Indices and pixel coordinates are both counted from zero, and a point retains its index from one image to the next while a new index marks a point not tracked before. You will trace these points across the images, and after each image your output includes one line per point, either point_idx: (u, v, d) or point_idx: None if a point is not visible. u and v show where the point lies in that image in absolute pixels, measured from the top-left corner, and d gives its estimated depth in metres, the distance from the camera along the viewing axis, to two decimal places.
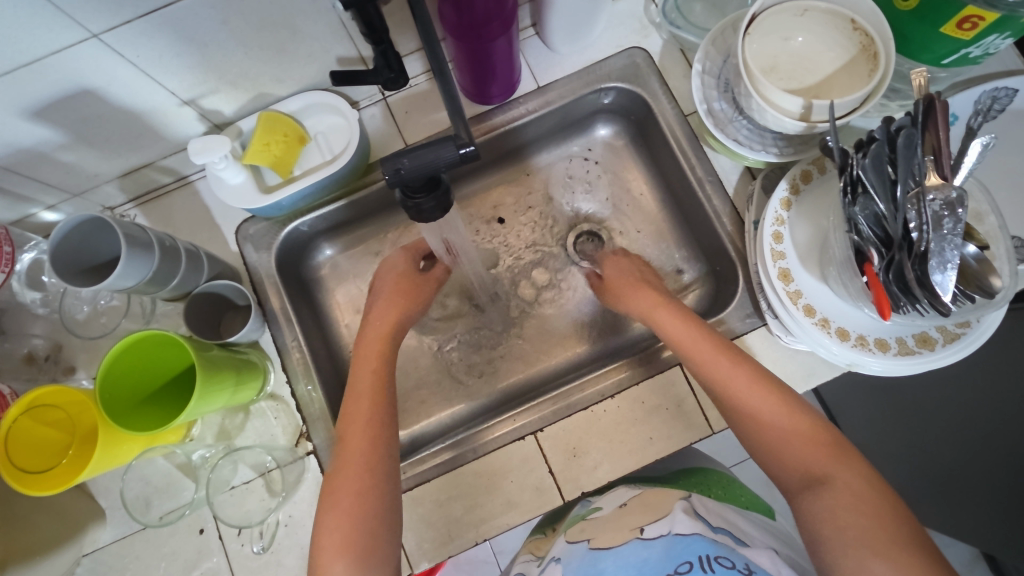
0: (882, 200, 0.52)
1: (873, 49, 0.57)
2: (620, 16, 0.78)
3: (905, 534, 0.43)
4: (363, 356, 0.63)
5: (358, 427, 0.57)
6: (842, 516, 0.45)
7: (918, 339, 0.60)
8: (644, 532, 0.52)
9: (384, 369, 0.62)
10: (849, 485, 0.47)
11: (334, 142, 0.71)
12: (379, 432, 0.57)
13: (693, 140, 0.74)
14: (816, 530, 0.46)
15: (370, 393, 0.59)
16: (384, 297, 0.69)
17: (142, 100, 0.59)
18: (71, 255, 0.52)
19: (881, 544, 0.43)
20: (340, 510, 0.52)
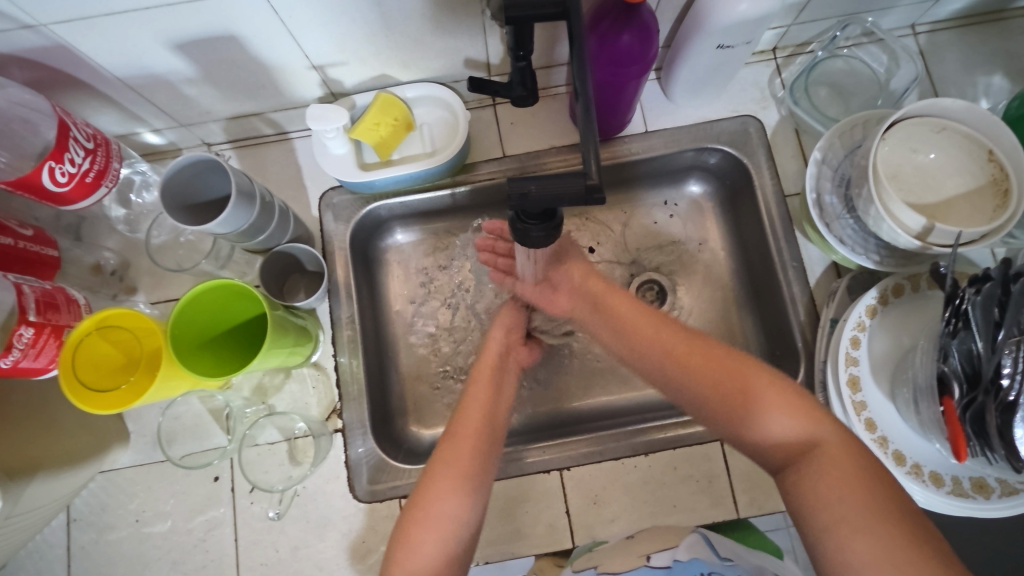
0: (981, 339, 0.50)
1: (1005, 185, 0.56)
2: (743, 83, 0.78)
3: (882, 507, 0.41)
4: (483, 368, 0.64)
5: (467, 434, 0.56)
6: (816, 491, 0.43)
7: (975, 483, 0.58)
8: (652, 561, 0.55)
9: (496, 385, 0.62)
10: (831, 460, 0.43)
11: (437, 136, 0.72)
12: (487, 439, 0.57)
13: (786, 222, 0.74)
14: (803, 507, 0.44)
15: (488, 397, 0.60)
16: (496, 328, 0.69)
17: (277, 56, 0.60)
18: (180, 191, 0.53)
19: (855, 524, 0.40)
20: (439, 498, 0.51)
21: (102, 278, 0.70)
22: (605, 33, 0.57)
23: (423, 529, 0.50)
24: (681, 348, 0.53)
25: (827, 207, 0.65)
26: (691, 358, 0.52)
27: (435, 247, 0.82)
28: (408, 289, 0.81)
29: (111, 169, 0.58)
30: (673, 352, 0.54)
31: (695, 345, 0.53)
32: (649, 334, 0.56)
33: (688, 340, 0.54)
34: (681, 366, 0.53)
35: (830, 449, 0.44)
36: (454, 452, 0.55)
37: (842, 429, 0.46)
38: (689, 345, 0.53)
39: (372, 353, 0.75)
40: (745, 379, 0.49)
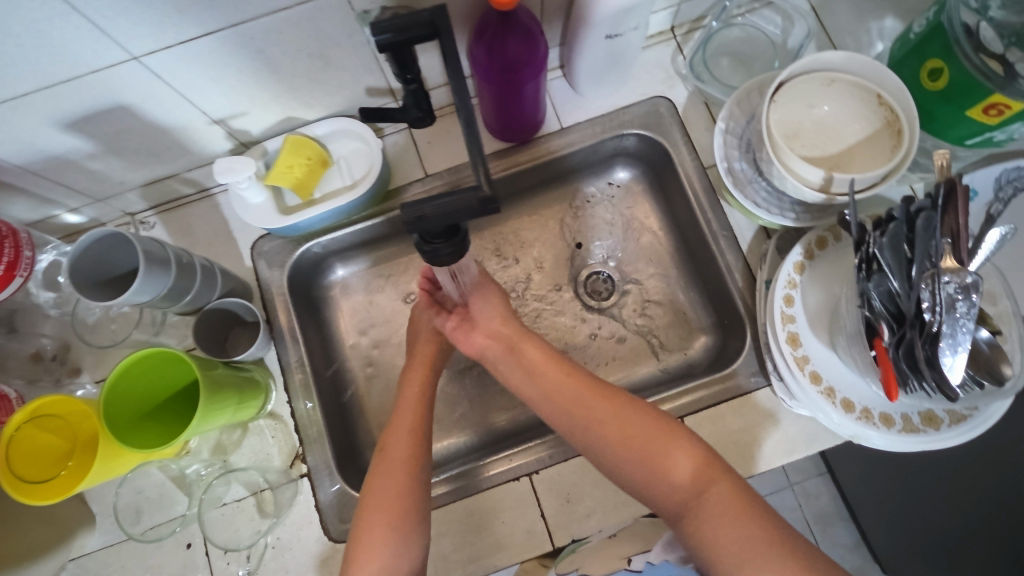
0: (896, 278, 0.51)
1: (898, 125, 0.57)
2: (647, 66, 0.79)
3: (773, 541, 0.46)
4: (413, 370, 0.65)
5: (400, 434, 0.59)
6: (719, 541, 0.47)
7: (924, 416, 0.59)
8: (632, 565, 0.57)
9: (426, 396, 0.63)
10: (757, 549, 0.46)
11: (355, 167, 0.72)
12: (421, 450, 0.58)
13: (710, 194, 0.75)
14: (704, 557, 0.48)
15: (415, 408, 0.61)
16: (429, 324, 0.69)
17: (174, 118, 0.60)
18: (92, 268, 0.53)
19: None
20: (368, 533, 0.53)
21: (43, 365, 0.69)
22: (491, 42, 0.58)
23: (366, 540, 0.53)
24: (603, 427, 0.56)
25: (740, 173, 0.66)
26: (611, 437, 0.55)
27: (378, 278, 0.83)
28: (358, 321, 0.82)
29: (24, 257, 0.58)
30: (592, 424, 0.56)
31: (620, 413, 0.56)
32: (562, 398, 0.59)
33: (590, 387, 0.58)
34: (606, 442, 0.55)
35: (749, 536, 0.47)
36: (388, 462, 0.57)
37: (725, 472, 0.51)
38: (615, 416, 0.56)
39: (329, 392, 0.75)
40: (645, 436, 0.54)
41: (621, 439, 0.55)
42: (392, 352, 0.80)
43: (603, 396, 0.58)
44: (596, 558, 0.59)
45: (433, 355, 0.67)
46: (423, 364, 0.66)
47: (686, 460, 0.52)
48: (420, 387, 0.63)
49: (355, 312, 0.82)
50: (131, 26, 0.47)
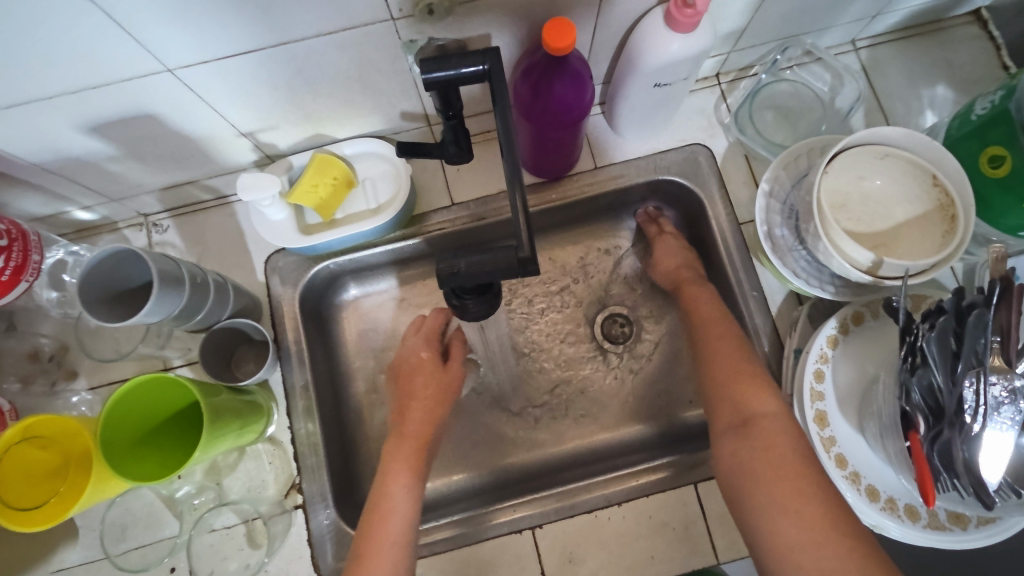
0: (940, 372, 0.49)
1: (952, 211, 0.55)
2: (689, 111, 0.77)
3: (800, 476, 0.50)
4: (415, 403, 0.65)
5: (384, 519, 0.57)
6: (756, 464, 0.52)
7: (951, 513, 0.57)
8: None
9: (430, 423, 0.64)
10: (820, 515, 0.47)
11: (381, 190, 0.70)
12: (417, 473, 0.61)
13: (743, 251, 0.72)
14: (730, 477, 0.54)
15: (415, 436, 0.63)
16: (417, 398, 0.65)
17: (203, 128, 0.58)
18: (102, 282, 0.51)
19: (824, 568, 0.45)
20: None
21: (40, 366, 0.66)
22: (538, 82, 0.56)
23: None
24: (757, 406, 0.56)
25: (780, 239, 0.64)
26: (744, 408, 0.56)
27: (392, 302, 0.80)
28: (367, 345, 0.79)
29: (31, 261, 0.55)
30: (748, 399, 0.57)
31: (723, 343, 0.63)
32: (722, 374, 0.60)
33: (713, 317, 0.66)
34: (747, 416, 0.56)
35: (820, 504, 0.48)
36: (371, 554, 0.54)
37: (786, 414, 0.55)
38: (735, 373, 0.59)
39: (331, 419, 0.72)
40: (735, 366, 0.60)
41: (748, 406, 0.56)
42: None
43: (759, 381, 0.58)
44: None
45: (444, 386, 0.67)
46: (410, 446, 0.62)
47: (773, 432, 0.54)
48: (407, 474, 0.60)
49: (364, 336, 0.79)
50: (172, 38, 0.44)
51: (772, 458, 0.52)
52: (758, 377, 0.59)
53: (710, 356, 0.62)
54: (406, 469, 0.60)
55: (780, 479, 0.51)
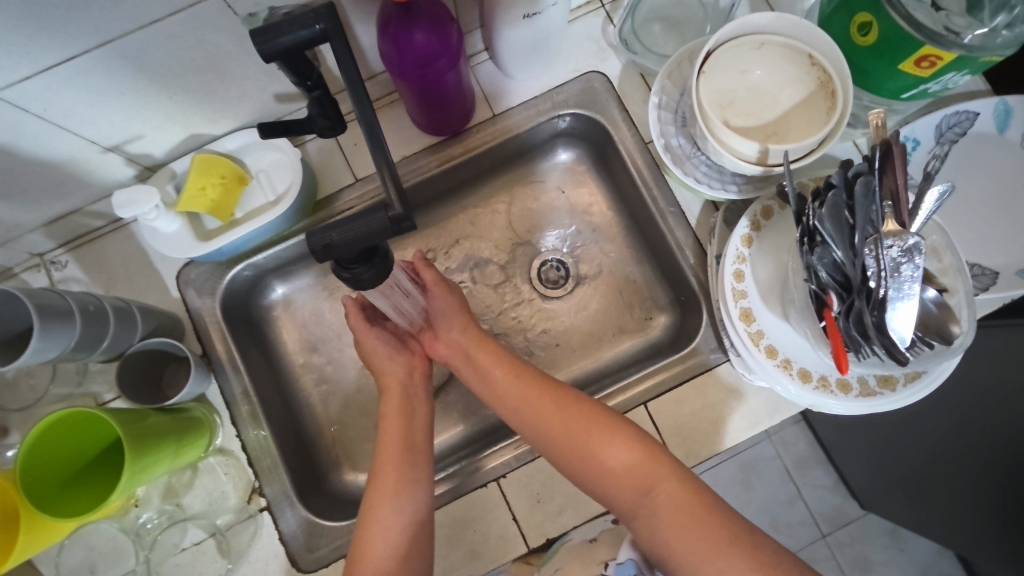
0: (840, 247, 0.50)
1: (831, 87, 0.55)
2: (576, 39, 0.75)
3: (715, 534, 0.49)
4: (388, 410, 0.65)
5: (390, 472, 0.60)
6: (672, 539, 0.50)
7: (880, 378, 0.59)
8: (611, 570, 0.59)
9: (408, 414, 0.65)
10: (689, 509, 0.51)
11: (276, 180, 0.67)
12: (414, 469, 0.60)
13: (654, 170, 0.72)
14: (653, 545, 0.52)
15: (398, 441, 0.62)
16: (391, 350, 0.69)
17: (60, 151, 0.55)
18: None
19: (695, 547, 0.49)
20: None
21: None
22: (394, 38, 0.53)
23: None
24: (561, 425, 0.57)
25: (678, 149, 0.64)
26: (545, 420, 0.58)
27: (322, 291, 0.79)
28: (307, 339, 0.78)
29: None
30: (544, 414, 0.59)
31: (567, 407, 0.58)
32: (515, 402, 0.61)
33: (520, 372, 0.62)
34: (555, 428, 0.58)
35: (675, 504, 0.51)
36: (379, 507, 0.57)
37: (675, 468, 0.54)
38: (602, 438, 0.56)
39: (282, 418, 0.72)
40: (571, 424, 0.57)
41: (541, 425, 0.58)
42: (345, 366, 0.77)
43: (558, 389, 0.60)
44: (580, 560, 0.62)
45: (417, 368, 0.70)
46: (397, 445, 0.62)
47: (678, 498, 0.52)
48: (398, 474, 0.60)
49: (301, 330, 0.78)
50: None
51: (634, 474, 0.54)
52: (557, 386, 0.61)
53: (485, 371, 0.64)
54: (398, 459, 0.60)
55: (635, 487, 0.54)
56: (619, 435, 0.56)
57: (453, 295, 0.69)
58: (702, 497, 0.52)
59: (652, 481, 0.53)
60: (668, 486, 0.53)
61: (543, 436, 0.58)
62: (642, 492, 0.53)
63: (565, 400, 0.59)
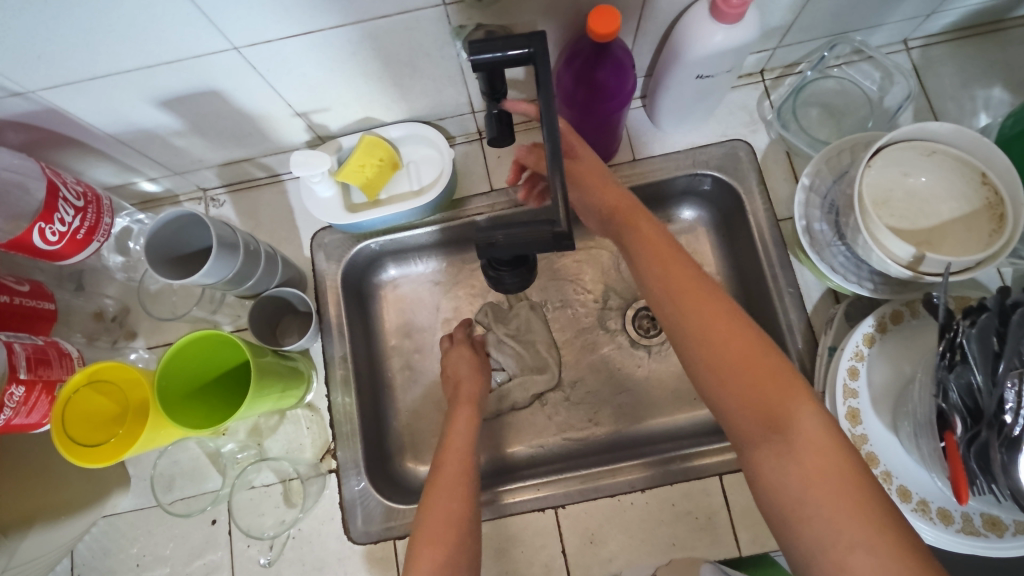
0: (980, 372, 0.47)
1: (1000, 210, 0.54)
2: (731, 106, 0.77)
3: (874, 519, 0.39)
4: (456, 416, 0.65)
5: (449, 474, 0.56)
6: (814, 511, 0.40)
7: (987, 520, 0.55)
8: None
9: (473, 419, 0.64)
10: (817, 433, 0.42)
11: (424, 173, 0.72)
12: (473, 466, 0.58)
13: (781, 247, 0.72)
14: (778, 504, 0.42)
15: (457, 446, 0.60)
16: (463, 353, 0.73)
17: (261, 107, 0.62)
18: (164, 244, 0.55)
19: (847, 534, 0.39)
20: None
21: (104, 324, 0.71)
22: (579, 69, 0.58)
23: None
24: (741, 354, 0.46)
25: (818, 234, 0.64)
26: (715, 330, 0.47)
27: (428, 283, 0.83)
28: (403, 323, 0.82)
29: (103, 224, 0.59)
30: (709, 331, 0.47)
31: (727, 321, 0.47)
32: (684, 308, 0.49)
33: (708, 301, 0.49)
34: (693, 328, 0.48)
35: (816, 428, 0.42)
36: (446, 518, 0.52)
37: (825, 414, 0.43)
38: (733, 352, 0.46)
39: (366, 391, 0.75)
40: (760, 358, 0.46)
41: (717, 348, 0.46)
42: (432, 358, 0.80)
43: (732, 316, 0.48)
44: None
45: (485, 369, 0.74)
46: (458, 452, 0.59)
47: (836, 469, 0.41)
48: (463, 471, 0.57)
49: (401, 315, 0.82)
50: (238, 18, 0.48)
51: (758, 392, 0.44)
52: (715, 300, 0.49)
53: (667, 293, 0.51)
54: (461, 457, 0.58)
55: (763, 392, 0.44)
56: (770, 367, 0.45)
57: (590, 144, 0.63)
58: (846, 446, 0.42)
59: (796, 399, 0.44)
60: (822, 429, 0.42)
61: (709, 363, 0.46)
62: (775, 404, 0.44)
63: (745, 333, 0.47)
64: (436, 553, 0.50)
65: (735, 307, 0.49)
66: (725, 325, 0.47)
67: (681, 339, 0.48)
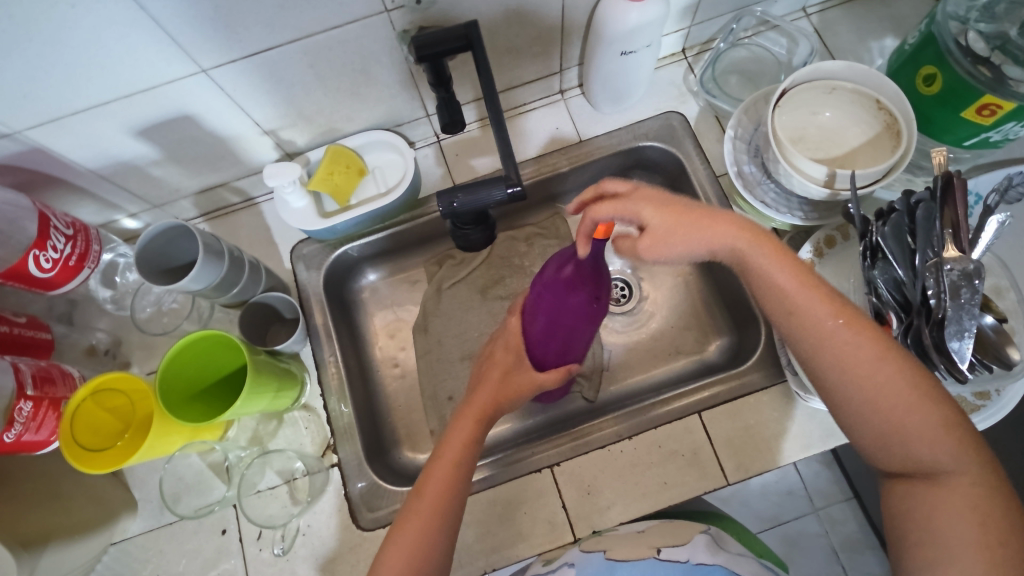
0: (901, 266, 0.53)
1: (897, 127, 0.61)
2: (660, 84, 0.84)
3: (996, 546, 0.40)
4: (467, 409, 0.63)
5: (453, 446, 0.59)
6: (941, 543, 0.42)
7: None
8: (662, 553, 0.60)
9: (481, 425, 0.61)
10: (971, 495, 0.42)
11: (389, 176, 0.78)
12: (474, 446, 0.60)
13: (723, 200, 0.78)
14: (910, 526, 0.45)
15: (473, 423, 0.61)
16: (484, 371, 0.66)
17: (231, 128, 0.67)
18: (157, 253, 0.60)
19: (956, 552, 0.41)
20: (400, 547, 0.53)
21: (96, 359, 0.73)
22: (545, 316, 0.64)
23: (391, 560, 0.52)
24: (901, 403, 0.45)
25: (749, 176, 0.71)
26: (881, 399, 0.46)
27: (408, 283, 0.87)
28: (388, 324, 0.86)
29: (92, 251, 0.63)
30: (881, 398, 0.45)
31: (883, 369, 0.46)
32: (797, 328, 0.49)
33: (826, 305, 0.48)
34: (874, 429, 0.46)
35: (965, 477, 0.43)
36: (415, 517, 0.54)
37: (980, 461, 0.43)
38: (893, 396, 0.45)
39: (359, 388, 0.78)
40: (901, 413, 0.45)
41: (891, 411, 0.45)
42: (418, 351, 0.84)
43: (899, 360, 0.46)
44: (624, 545, 0.62)
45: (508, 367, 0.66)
46: (481, 407, 0.63)
47: (975, 498, 0.42)
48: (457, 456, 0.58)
49: (385, 317, 0.86)
50: (204, 41, 0.54)
51: (907, 421, 0.45)
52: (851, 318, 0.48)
53: (805, 342, 0.49)
54: (466, 434, 0.60)
55: (920, 449, 0.44)
56: (920, 405, 0.45)
57: (648, 193, 0.54)
58: (998, 503, 0.42)
59: (945, 436, 0.44)
60: (919, 433, 0.44)
61: (887, 430, 0.46)
62: (916, 453, 0.45)
63: (916, 381, 0.45)
64: (413, 530, 0.54)
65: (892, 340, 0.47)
66: (849, 343, 0.47)
67: (831, 385, 0.48)
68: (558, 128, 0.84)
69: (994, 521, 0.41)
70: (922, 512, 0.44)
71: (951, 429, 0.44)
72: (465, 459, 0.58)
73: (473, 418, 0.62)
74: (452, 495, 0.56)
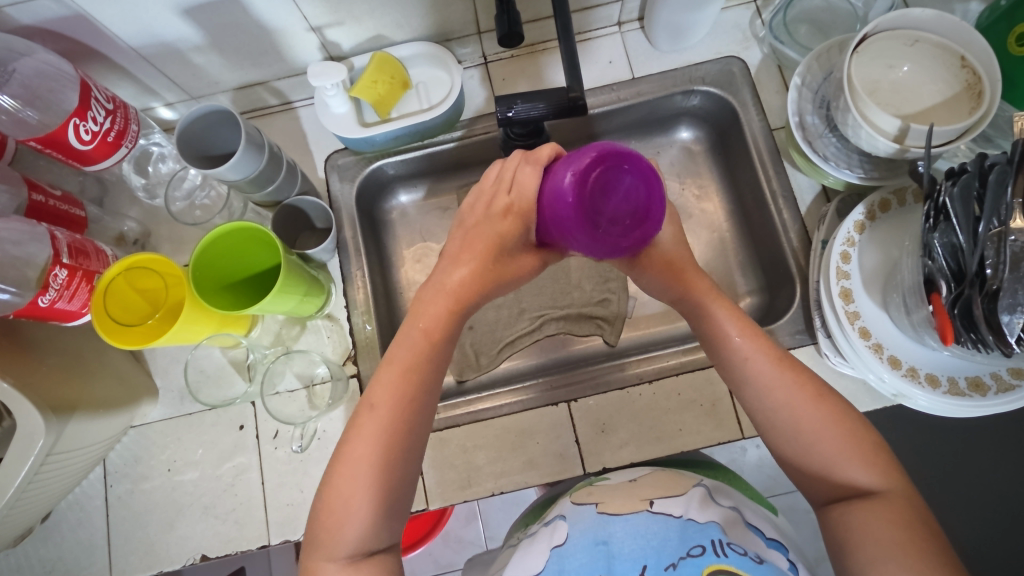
0: (962, 232, 0.50)
1: (979, 88, 0.57)
2: (724, 25, 0.80)
3: (914, 539, 0.44)
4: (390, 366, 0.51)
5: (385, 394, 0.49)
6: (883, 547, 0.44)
7: (971, 382, 0.59)
8: (655, 506, 0.56)
9: (417, 381, 0.50)
10: (893, 503, 0.46)
11: (432, 92, 0.75)
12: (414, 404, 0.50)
13: (775, 154, 0.75)
14: (837, 537, 0.47)
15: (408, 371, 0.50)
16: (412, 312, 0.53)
17: (277, 20, 0.64)
18: (202, 133, 0.61)
19: (884, 547, 0.44)
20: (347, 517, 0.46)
21: (125, 248, 0.72)
22: (647, 214, 0.44)
23: (337, 513, 0.46)
24: (840, 436, 0.49)
25: (811, 127, 0.69)
26: (827, 429, 0.49)
27: (437, 208, 0.86)
28: (414, 249, 0.85)
29: (130, 130, 0.62)
30: (824, 431, 0.49)
31: (833, 412, 0.50)
32: (761, 386, 0.52)
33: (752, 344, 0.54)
34: (823, 453, 0.49)
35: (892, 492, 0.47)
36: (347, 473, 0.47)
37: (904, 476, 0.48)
38: (832, 426, 0.49)
39: (384, 308, 0.78)
40: (850, 444, 0.49)
41: (820, 437, 0.49)
42: None
43: (832, 402, 0.51)
44: (618, 499, 0.59)
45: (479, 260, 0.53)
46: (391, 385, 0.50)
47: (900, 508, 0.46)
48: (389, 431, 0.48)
49: (412, 240, 0.85)
50: None
51: (848, 445, 0.49)
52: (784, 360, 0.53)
53: (763, 387, 0.52)
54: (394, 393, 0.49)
55: (846, 469, 0.48)
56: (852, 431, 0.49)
57: None
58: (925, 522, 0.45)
59: (880, 465, 0.48)
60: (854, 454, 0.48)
61: (831, 460, 0.49)
62: (850, 476, 0.48)
63: (849, 422, 0.50)
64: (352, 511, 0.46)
65: (828, 387, 0.52)
66: (792, 376, 0.52)
67: (767, 410, 0.52)
68: (610, 62, 0.81)
69: (917, 524, 0.45)
70: (849, 524, 0.46)
71: (863, 443, 0.49)
72: (391, 430, 0.48)
73: (427, 332, 0.52)
74: (408, 423, 0.49)
